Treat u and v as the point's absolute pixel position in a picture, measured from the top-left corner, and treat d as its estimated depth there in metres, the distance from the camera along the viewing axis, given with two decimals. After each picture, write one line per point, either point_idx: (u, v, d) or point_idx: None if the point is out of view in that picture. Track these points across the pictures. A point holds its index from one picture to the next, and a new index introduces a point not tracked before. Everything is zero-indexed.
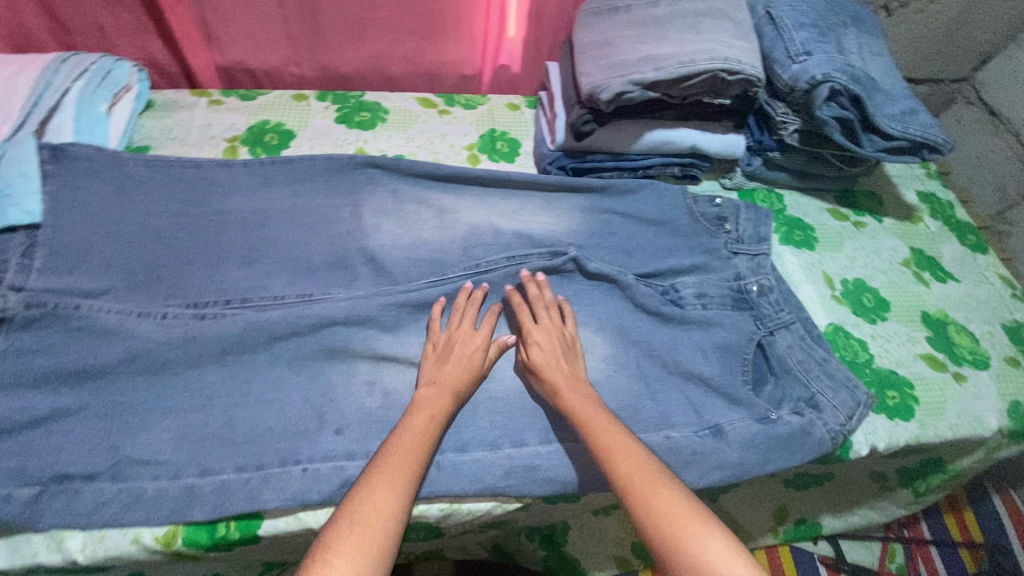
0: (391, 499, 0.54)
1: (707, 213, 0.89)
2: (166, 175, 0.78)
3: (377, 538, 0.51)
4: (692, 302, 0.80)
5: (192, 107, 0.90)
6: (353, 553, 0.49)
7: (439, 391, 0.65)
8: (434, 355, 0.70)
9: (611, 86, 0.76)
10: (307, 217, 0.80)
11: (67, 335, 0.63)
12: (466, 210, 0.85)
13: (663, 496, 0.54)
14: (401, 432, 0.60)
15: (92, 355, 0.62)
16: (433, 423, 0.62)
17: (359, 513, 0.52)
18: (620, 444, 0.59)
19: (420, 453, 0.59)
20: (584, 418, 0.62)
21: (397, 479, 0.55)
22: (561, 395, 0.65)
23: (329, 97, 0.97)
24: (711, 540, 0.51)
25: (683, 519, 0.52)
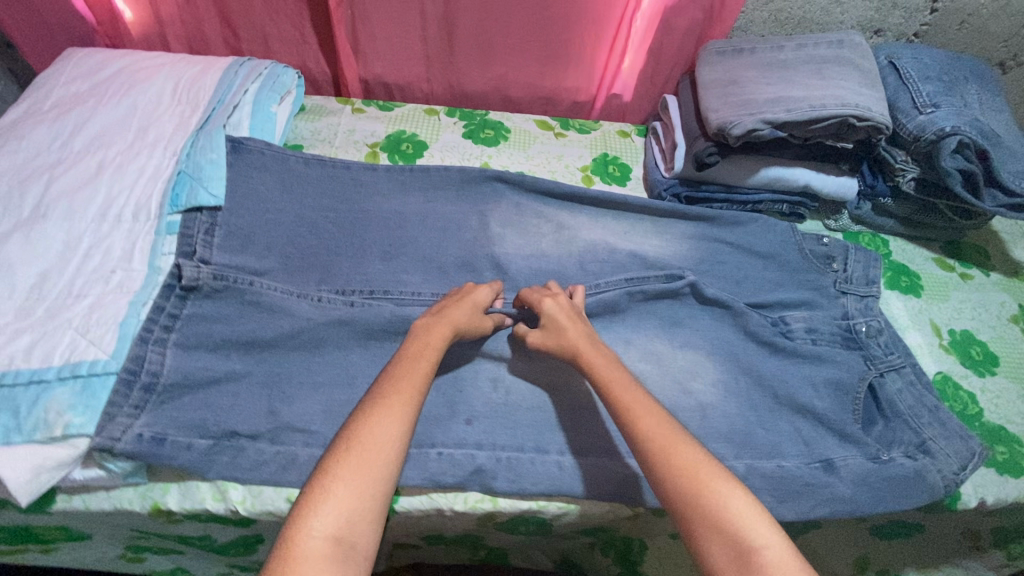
0: (389, 424, 0.54)
1: (815, 251, 0.91)
2: (321, 173, 0.86)
3: (372, 464, 0.51)
4: (802, 336, 0.82)
5: (338, 113, 0.99)
6: (350, 479, 0.50)
7: (437, 321, 0.67)
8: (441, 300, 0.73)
9: (742, 123, 0.80)
10: (440, 222, 0.87)
11: (240, 306, 0.70)
12: (583, 228, 0.90)
13: (683, 450, 0.56)
14: (398, 361, 0.62)
15: (261, 326, 0.69)
16: (434, 350, 0.64)
17: (357, 441, 0.52)
18: (637, 399, 0.61)
19: (420, 378, 0.59)
20: (599, 372, 0.65)
21: (397, 407, 0.56)
22: (583, 354, 0.67)
23: (457, 114, 1.04)
24: (732, 495, 0.53)
25: (704, 475, 0.54)
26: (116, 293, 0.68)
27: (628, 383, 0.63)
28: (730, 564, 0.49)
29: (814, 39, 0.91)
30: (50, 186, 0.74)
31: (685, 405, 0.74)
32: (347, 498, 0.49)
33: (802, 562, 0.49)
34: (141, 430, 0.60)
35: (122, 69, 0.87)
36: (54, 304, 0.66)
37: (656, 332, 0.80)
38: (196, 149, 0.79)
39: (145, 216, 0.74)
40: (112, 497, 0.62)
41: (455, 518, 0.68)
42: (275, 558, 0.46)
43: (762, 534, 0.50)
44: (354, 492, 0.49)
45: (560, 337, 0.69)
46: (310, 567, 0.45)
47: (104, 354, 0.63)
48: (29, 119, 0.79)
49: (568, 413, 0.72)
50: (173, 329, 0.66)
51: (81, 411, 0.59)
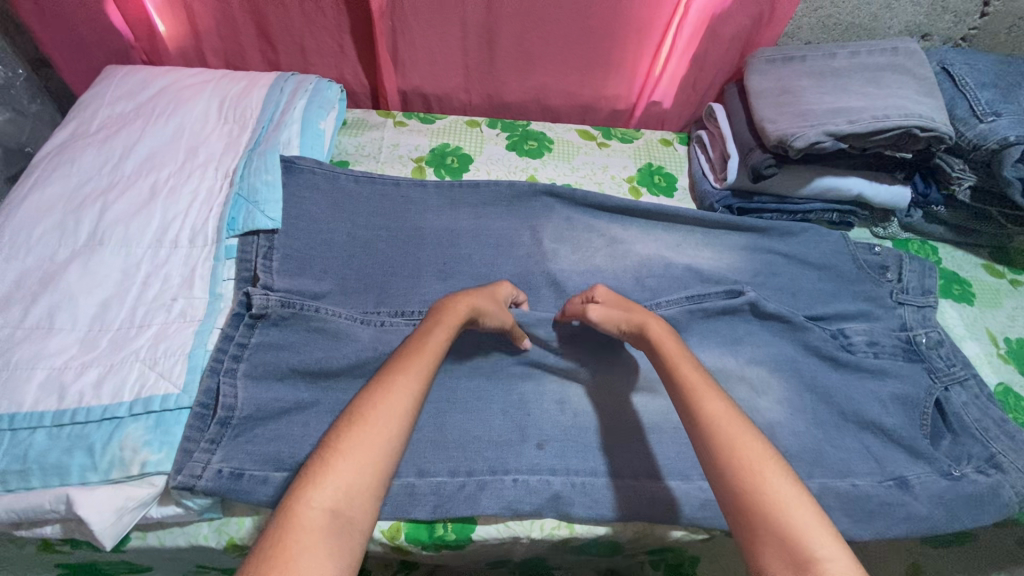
0: (397, 401, 0.51)
1: (869, 262, 0.90)
2: (370, 190, 0.85)
3: (377, 437, 0.48)
4: (863, 349, 0.81)
5: (380, 127, 0.98)
6: (353, 452, 0.47)
7: (457, 299, 0.65)
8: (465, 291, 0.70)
9: (805, 135, 0.79)
10: (492, 238, 0.86)
11: (306, 334, 0.68)
12: (636, 241, 0.89)
13: (746, 441, 0.52)
14: (414, 339, 0.58)
15: (326, 353, 0.68)
16: (448, 330, 0.60)
17: (361, 415, 0.49)
18: (704, 384, 0.58)
19: (431, 356, 0.56)
20: (666, 349, 0.63)
21: (406, 383, 0.52)
22: (649, 325, 0.67)
23: (499, 125, 1.02)
24: (794, 498, 0.48)
25: (767, 470, 0.50)
26: (179, 322, 0.67)
27: (696, 367, 0.60)
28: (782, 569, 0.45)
29: (867, 46, 0.90)
30: (105, 212, 0.73)
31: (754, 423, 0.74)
32: (349, 471, 0.46)
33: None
34: (220, 466, 0.59)
35: (166, 86, 0.85)
36: (118, 334, 0.65)
37: (718, 349, 0.79)
38: (249, 171, 0.78)
39: (202, 241, 0.72)
40: (187, 532, 0.61)
41: (529, 544, 0.68)
42: (270, 527, 0.43)
43: (821, 542, 0.45)
44: (356, 466, 0.46)
45: (624, 312, 0.69)
46: (305, 539, 0.42)
47: (175, 388, 0.62)
48: (79, 143, 0.78)
49: (637, 434, 0.71)
50: (244, 359, 0.64)
51: (157, 447, 0.58)
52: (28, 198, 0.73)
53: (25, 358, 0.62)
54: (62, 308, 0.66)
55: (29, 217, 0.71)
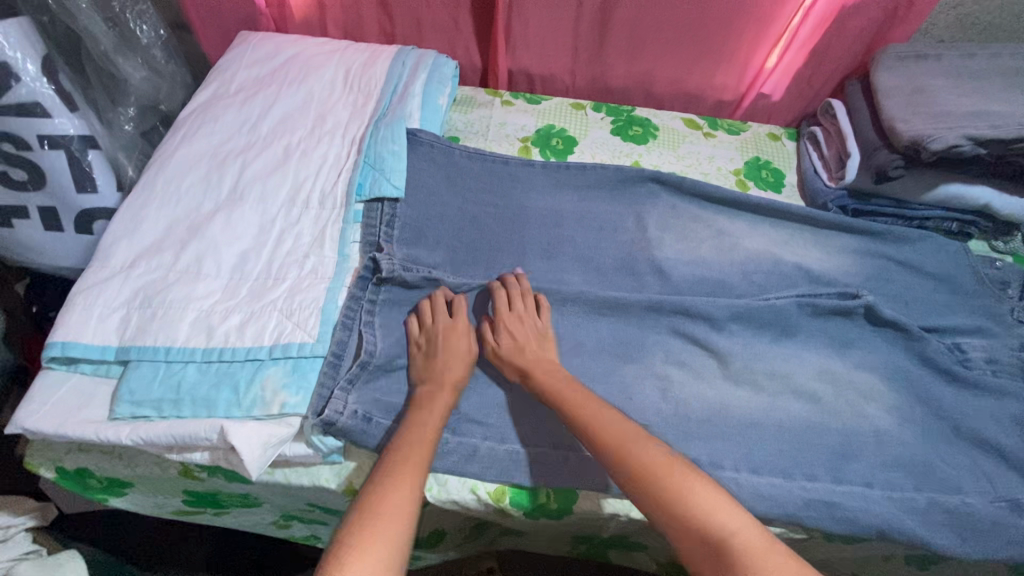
0: (400, 493, 0.53)
1: (990, 275, 0.86)
2: (482, 167, 0.87)
3: (392, 537, 0.49)
4: (980, 365, 0.78)
5: (489, 104, 0.99)
6: (368, 552, 0.47)
7: (440, 391, 0.64)
8: (422, 353, 0.67)
9: (943, 137, 0.75)
10: (596, 222, 0.87)
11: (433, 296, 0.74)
12: (743, 235, 0.87)
13: (643, 446, 0.58)
14: (406, 430, 0.60)
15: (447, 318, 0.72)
16: (438, 421, 0.62)
17: (369, 511, 0.51)
18: (592, 408, 0.63)
19: (427, 447, 0.58)
20: (559, 394, 0.65)
21: (409, 480, 0.54)
22: (534, 376, 0.68)
23: (604, 109, 1.02)
24: (699, 484, 0.54)
25: (666, 467, 0.56)
26: (311, 278, 0.70)
27: (587, 400, 0.64)
28: (703, 558, 0.50)
29: (1010, 49, 0.85)
30: (246, 170, 0.77)
31: (859, 429, 0.72)
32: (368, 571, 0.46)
33: (770, 539, 0.50)
34: (354, 407, 0.63)
35: (297, 55, 0.90)
36: (256, 285, 0.70)
37: (825, 351, 0.77)
38: (377, 140, 0.80)
39: (332, 203, 0.76)
40: (311, 474, 0.65)
41: (624, 523, 0.69)
42: None
43: (730, 520, 0.51)
44: (376, 563, 0.47)
45: (516, 357, 0.70)
46: None
47: (309, 337, 0.65)
48: (220, 103, 0.84)
49: (739, 429, 0.71)
50: (376, 313, 0.70)
51: (295, 391, 0.62)
52: (177, 152, 0.79)
53: (178, 299, 0.67)
54: (208, 255, 0.71)
55: (180, 168, 0.77)
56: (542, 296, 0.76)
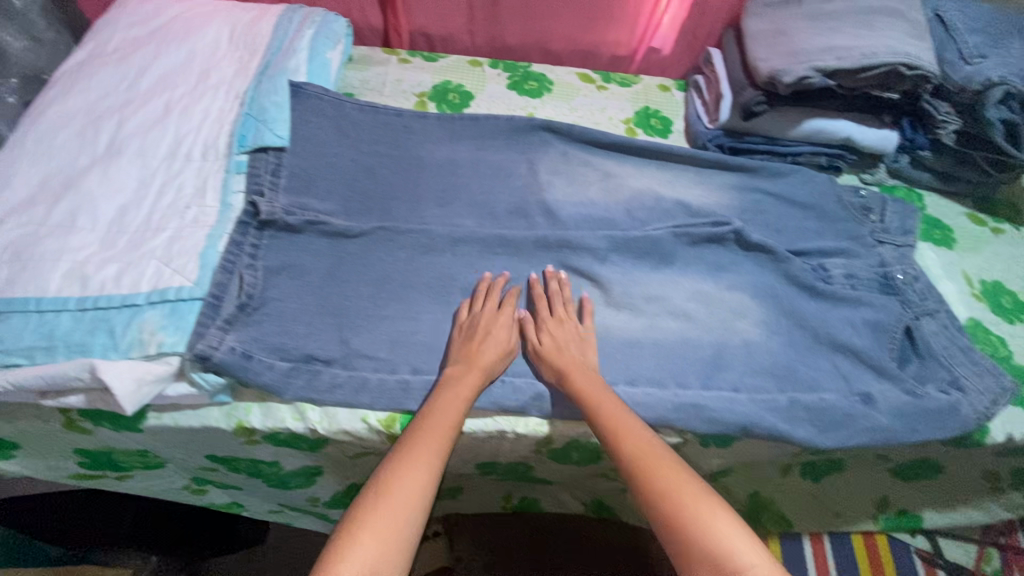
0: (416, 473, 0.56)
1: (853, 202, 0.94)
2: (375, 119, 0.88)
3: (405, 513, 0.53)
4: (841, 281, 0.85)
5: (385, 63, 1.01)
6: (377, 526, 0.52)
7: (469, 369, 0.68)
8: (462, 333, 0.71)
9: (793, 71, 0.82)
10: (490, 168, 0.89)
11: (324, 242, 0.76)
12: (629, 176, 0.92)
13: (670, 469, 0.58)
14: (433, 407, 0.63)
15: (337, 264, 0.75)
16: (466, 399, 0.65)
17: (381, 490, 0.54)
18: (623, 422, 0.63)
19: (451, 424, 0.62)
20: (587, 394, 0.66)
21: (428, 457, 0.58)
22: (569, 376, 0.69)
23: (501, 65, 1.05)
24: (719, 519, 0.54)
25: (690, 491, 0.56)
26: (193, 227, 0.71)
27: (621, 410, 0.65)
28: None
29: None
30: (123, 125, 0.77)
31: (729, 342, 0.78)
32: (377, 543, 0.51)
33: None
34: (233, 344, 0.64)
35: (179, 14, 0.89)
36: (135, 235, 0.69)
37: (702, 275, 0.83)
38: (260, 93, 0.81)
39: (214, 155, 0.77)
40: (200, 416, 0.66)
41: (516, 441, 0.74)
42: None
43: (749, 553, 0.52)
44: (382, 537, 0.51)
45: (557, 354, 0.71)
46: None
47: (188, 281, 0.66)
48: (97, 63, 0.83)
49: (619, 349, 0.76)
50: (260, 257, 0.71)
51: (172, 331, 0.63)
52: (49, 111, 0.77)
53: (50, 251, 0.67)
54: (84, 208, 0.70)
55: (52, 125, 0.76)
56: (587, 303, 0.77)
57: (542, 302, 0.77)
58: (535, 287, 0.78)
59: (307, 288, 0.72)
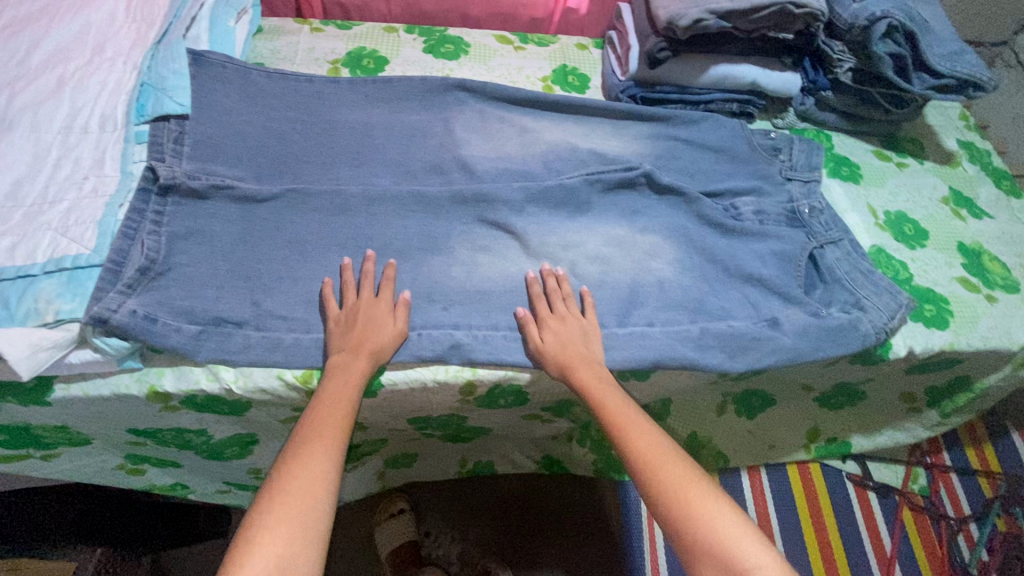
0: (314, 468, 0.56)
1: (763, 144, 0.97)
2: (284, 86, 0.88)
3: (303, 511, 0.53)
4: (750, 217, 0.89)
5: (296, 32, 1.00)
6: (276, 528, 0.52)
7: (354, 357, 0.67)
8: (343, 323, 0.69)
9: (689, 14, 0.84)
10: (405, 129, 0.90)
11: (232, 207, 0.75)
12: (545, 130, 0.94)
13: (674, 467, 0.60)
14: (318, 402, 0.62)
15: (247, 229, 0.75)
16: (353, 388, 0.64)
17: (282, 489, 0.54)
18: (628, 420, 0.65)
19: (340, 415, 0.62)
20: (593, 392, 0.67)
21: (321, 453, 0.58)
22: (574, 372, 0.69)
23: (416, 31, 1.05)
24: (724, 517, 0.56)
25: (697, 491, 0.58)
26: (92, 196, 0.70)
27: (630, 409, 0.66)
28: None
29: None
30: (14, 100, 0.75)
31: (643, 281, 0.81)
32: (277, 545, 0.51)
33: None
34: (134, 307, 0.64)
35: None
36: (30, 209, 0.68)
37: (617, 219, 0.85)
38: (158, 61, 0.81)
39: (112, 126, 0.76)
40: (109, 383, 0.67)
41: (438, 391, 0.75)
42: None
43: (752, 552, 0.54)
44: (282, 539, 0.51)
45: (558, 350, 0.71)
46: None
47: (85, 249, 0.66)
48: None
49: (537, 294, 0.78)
50: (163, 223, 0.70)
51: (70, 298, 0.63)
52: None
53: None
54: None
55: None
56: (587, 294, 0.76)
57: (543, 300, 0.76)
58: (536, 283, 0.77)
59: (216, 252, 0.72)
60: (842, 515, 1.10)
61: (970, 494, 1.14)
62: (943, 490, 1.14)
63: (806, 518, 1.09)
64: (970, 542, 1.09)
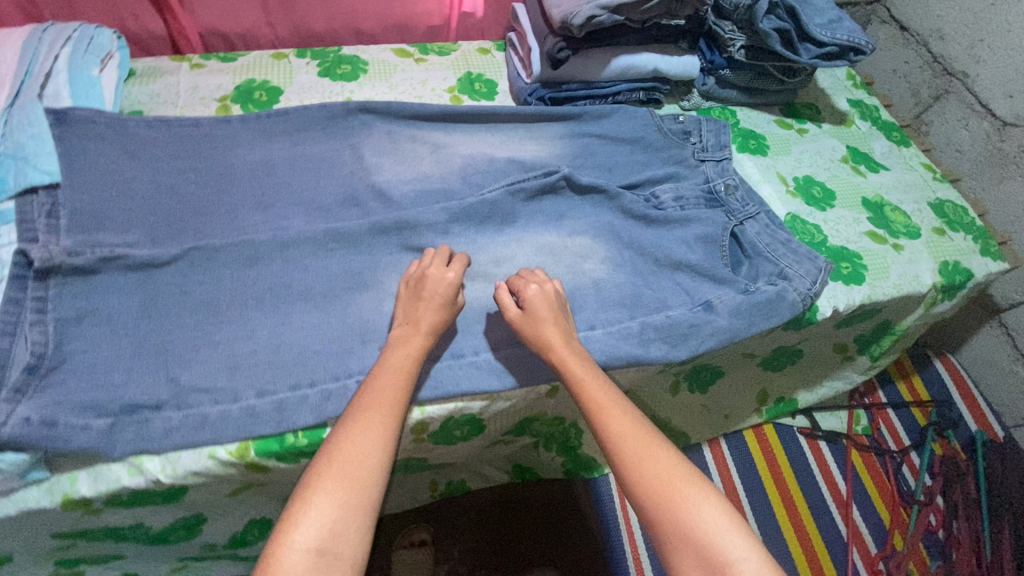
0: (370, 437, 0.58)
1: (673, 129, 0.99)
2: (169, 134, 0.81)
3: (360, 478, 0.55)
4: (671, 204, 0.90)
5: (175, 71, 0.92)
6: (333, 490, 0.53)
7: (415, 330, 0.67)
8: (410, 293, 0.70)
9: (581, 12, 0.84)
10: (311, 163, 0.85)
11: (128, 279, 0.68)
12: (459, 143, 0.91)
13: (658, 455, 0.60)
14: (379, 372, 0.63)
15: (150, 299, 0.68)
16: (412, 362, 0.65)
17: (340, 454, 0.56)
18: (611, 401, 0.64)
19: (398, 389, 0.62)
20: (574, 374, 0.66)
21: (379, 417, 0.59)
22: (555, 353, 0.67)
23: (308, 54, 1.00)
24: (705, 506, 0.57)
25: (681, 483, 0.58)
26: None
27: (612, 389, 0.65)
28: (694, 562, 0.55)
29: None
30: None
31: (579, 284, 0.81)
32: (331, 507, 0.53)
33: (770, 565, 0.54)
34: (28, 414, 0.58)
35: None
36: None
37: (545, 225, 0.85)
38: (12, 127, 0.72)
39: None
40: (15, 501, 0.60)
41: None
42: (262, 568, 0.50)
43: (734, 541, 0.55)
44: (337, 500, 0.53)
45: (536, 326, 0.68)
46: None
47: None
48: None
49: (476, 317, 0.76)
50: (49, 312, 0.64)
51: None
52: None
53: None
54: None
55: None
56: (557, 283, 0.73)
57: (516, 279, 0.72)
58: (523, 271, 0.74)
59: (117, 331, 0.65)
60: (800, 468, 1.15)
61: (907, 424, 1.23)
62: (884, 426, 1.22)
63: (768, 479, 1.14)
64: (914, 469, 1.18)
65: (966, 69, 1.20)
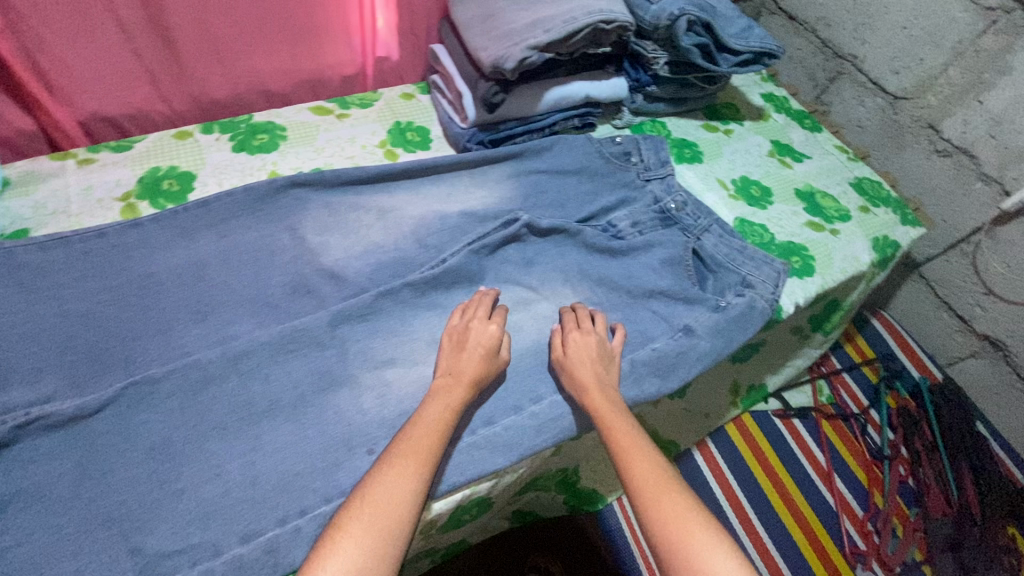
0: (400, 487, 0.56)
1: (614, 152, 0.98)
2: (70, 254, 0.70)
3: (387, 526, 0.53)
4: (629, 231, 0.90)
5: (60, 172, 0.80)
6: (362, 537, 0.52)
7: (456, 383, 0.66)
8: (452, 346, 0.70)
9: (512, 55, 0.82)
10: (246, 255, 0.76)
11: (55, 441, 0.58)
12: (406, 204, 0.86)
13: (672, 503, 0.58)
14: (419, 421, 0.62)
15: (87, 459, 0.58)
16: (451, 414, 0.63)
17: (372, 499, 0.54)
18: (634, 444, 0.64)
19: (435, 440, 0.60)
20: (600, 414, 0.67)
21: (413, 467, 0.57)
22: (587, 394, 0.69)
23: (215, 128, 0.90)
24: (717, 560, 0.54)
25: (695, 532, 0.56)
26: None
27: (635, 432, 0.65)
28: None
29: None
30: None
31: None
32: (357, 551, 0.51)
33: None
34: None
35: None
36: None
37: (513, 277, 0.82)
38: None
39: None
40: None
41: None
42: None
43: None
44: (364, 545, 0.52)
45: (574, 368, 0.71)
46: None
47: None
48: None
49: None
50: None
51: None
52: None
53: None
54: None
55: None
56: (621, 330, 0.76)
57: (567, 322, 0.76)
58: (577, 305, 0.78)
59: (53, 508, 0.55)
60: (781, 449, 1.22)
61: (862, 385, 1.32)
62: (843, 391, 1.31)
63: (756, 467, 1.19)
64: (877, 426, 1.26)
65: (853, 51, 1.25)
